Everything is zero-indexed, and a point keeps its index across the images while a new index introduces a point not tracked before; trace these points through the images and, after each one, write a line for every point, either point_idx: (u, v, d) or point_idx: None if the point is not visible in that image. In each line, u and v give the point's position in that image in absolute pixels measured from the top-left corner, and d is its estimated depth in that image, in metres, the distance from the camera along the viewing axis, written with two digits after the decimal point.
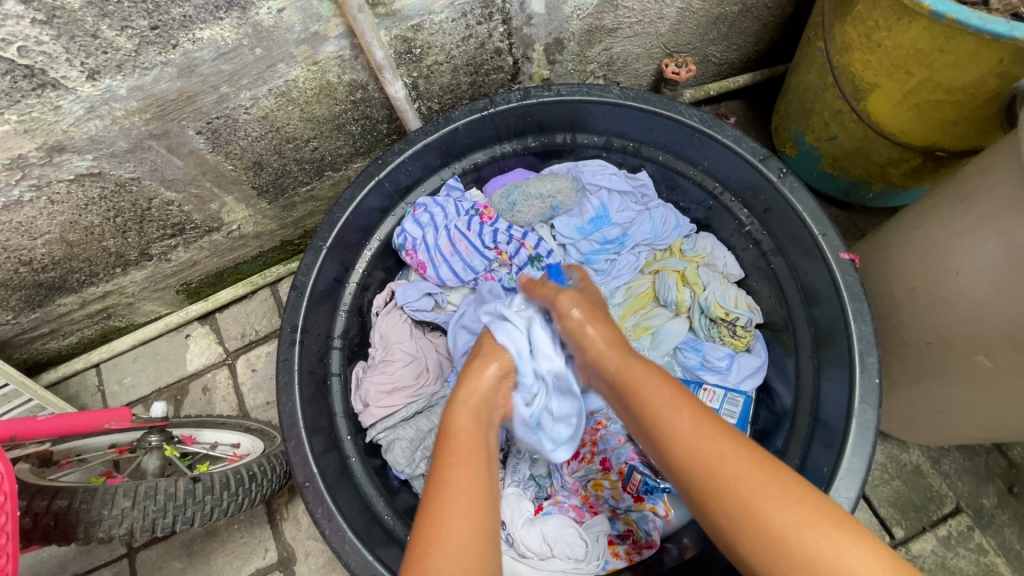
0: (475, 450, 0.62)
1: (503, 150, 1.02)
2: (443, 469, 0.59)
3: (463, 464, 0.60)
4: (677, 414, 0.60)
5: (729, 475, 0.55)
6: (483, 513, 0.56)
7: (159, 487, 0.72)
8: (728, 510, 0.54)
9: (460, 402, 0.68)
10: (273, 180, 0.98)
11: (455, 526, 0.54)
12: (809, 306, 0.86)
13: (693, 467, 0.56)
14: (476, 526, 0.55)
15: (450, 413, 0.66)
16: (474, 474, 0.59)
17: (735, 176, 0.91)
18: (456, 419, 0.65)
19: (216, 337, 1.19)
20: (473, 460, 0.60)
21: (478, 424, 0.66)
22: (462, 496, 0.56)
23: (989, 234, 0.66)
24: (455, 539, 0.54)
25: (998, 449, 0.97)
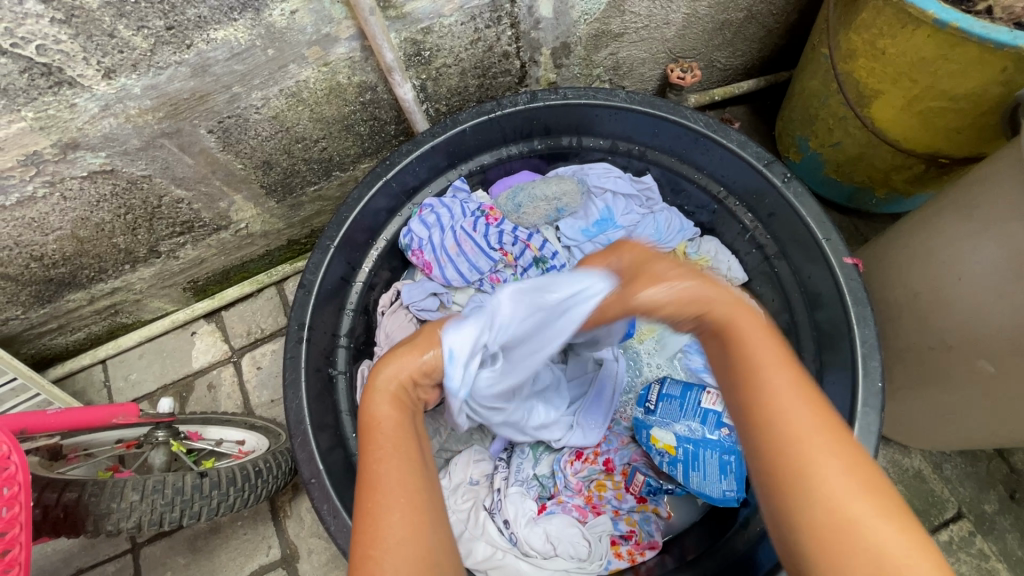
0: (398, 441, 0.58)
1: (509, 153, 1.03)
2: (373, 467, 0.56)
3: (391, 461, 0.56)
4: (782, 373, 0.53)
5: (808, 458, 0.49)
6: (412, 505, 0.54)
7: (167, 482, 0.73)
8: (799, 488, 0.49)
9: (376, 392, 0.61)
10: (281, 179, 0.99)
11: (395, 527, 0.53)
12: (813, 310, 0.86)
13: (779, 440, 0.50)
14: (419, 507, 0.55)
15: (370, 401, 0.61)
16: (409, 461, 0.57)
17: (740, 180, 0.92)
18: (377, 408, 0.60)
19: (222, 334, 1.20)
20: (400, 448, 0.58)
21: (401, 413, 0.61)
22: (393, 491, 0.55)
23: (992, 240, 0.66)
24: (394, 539, 0.52)
25: (1000, 455, 0.97)
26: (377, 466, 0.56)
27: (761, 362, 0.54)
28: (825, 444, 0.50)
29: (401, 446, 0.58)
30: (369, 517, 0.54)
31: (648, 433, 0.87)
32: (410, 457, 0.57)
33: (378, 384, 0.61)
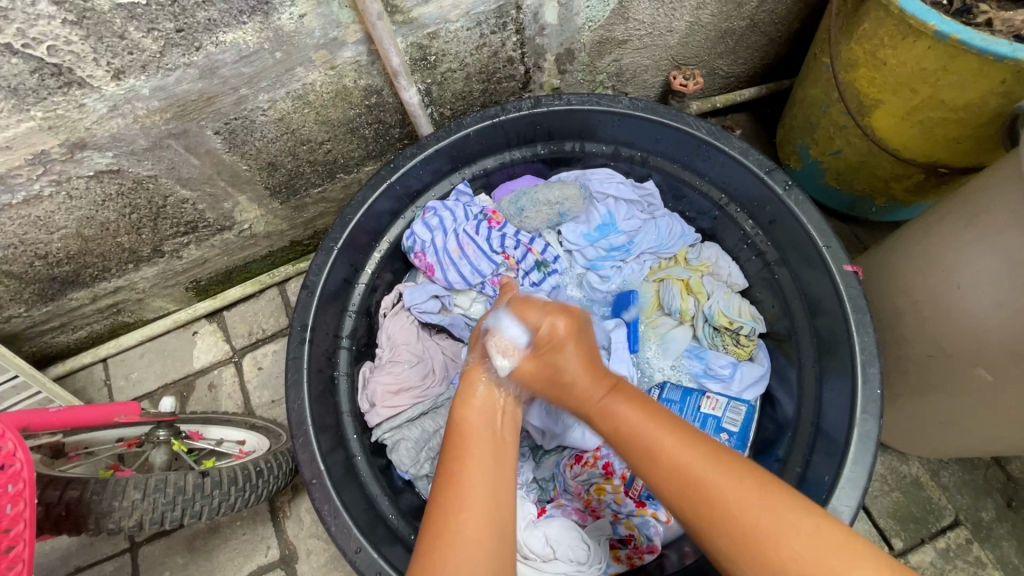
0: (496, 457, 0.61)
1: (513, 157, 1.04)
2: (453, 471, 0.59)
3: (472, 472, 0.59)
4: (681, 444, 0.58)
5: (776, 517, 0.52)
6: (481, 522, 0.56)
7: (169, 481, 0.73)
8: (745, 549, 0.51)
9: (466, 382, 0.69)
10: (285, 180, 1.00)
11: (465, 537, 0.54)
12: (813, 317, 0.87)
13: (700, 494, 0.54)
14: (492, 521, 0.56)
15: (462, 409, 0.66)
16: (492, 470, 0.60)
17: (741, 187, 0.93)
18: (468, 416, 0.65)
19: (223, 334, 1.21)
20: (490, 456, 0.61)
21: (489, 425, 0.65)
22: (473, 493, 0.57)
23: (993, 250, 0.67)
24: (466, 549, 0.54)
25: (998, 464, 0.98)
26: (454, 471, 0.59)
27: (643, 434, 0.59)
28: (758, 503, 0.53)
29: (490, 459, 0.61)
30: (443, 523, 0.55)
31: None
32: (494, 475, 0.59)
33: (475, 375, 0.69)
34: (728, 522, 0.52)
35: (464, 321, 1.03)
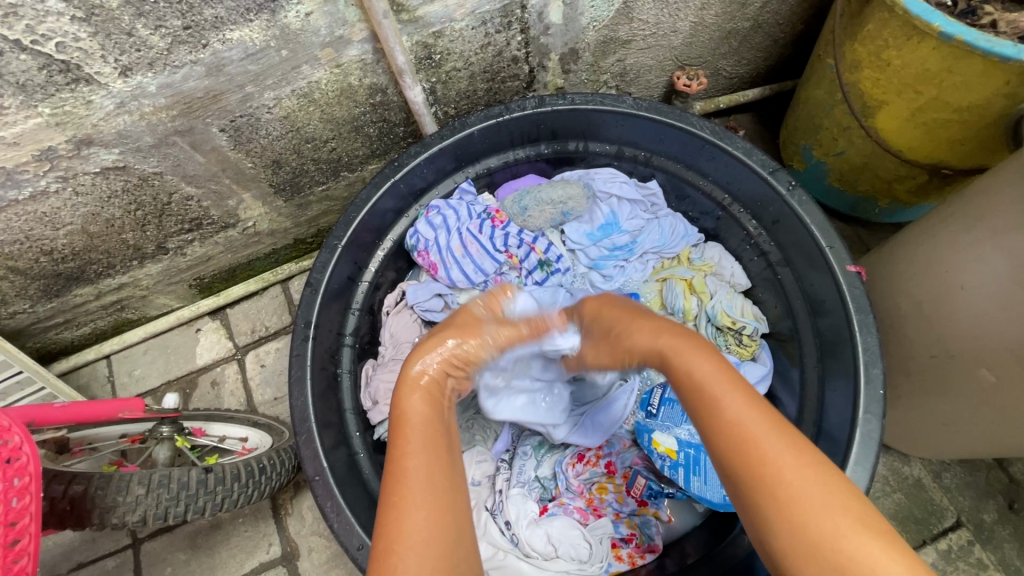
0: (434, 452, 0.62)
1: (516, 156, 1.04)
2: (392, 471, 0.61)
3: (414, 468, 0.60)
4: (733, 395, 0.60)
5: (798, 464, 0.55)
6: (424, 521, 0.57)
7: (172, 476, 0.73)
8: (791, 525, 0.53)
9: (409, 378, 0.69)
10: (290, 178, 1.00)
11: (418, 532, 0.56)
12: (815, 317, 0.87)
13: (734, 425, 0.58)
14: (439, 517, 0.58)
15: (403, 407, 0.67)
16: (434, 463, 0.61)
17: (744, 187, 0.93)
18: (408, 414, 0.66)
19: (226, 332, 1.21)
20: (432, 450, 0.62)
21: (433, 409, 0.67)
22: (418, 490, 0.59)
23: (996, 251, 0.67)
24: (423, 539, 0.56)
25: (1000, 466, 0.98)
26: (394, 468, 0.61)
27: (705, 375, 0.63)
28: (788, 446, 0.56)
29: (429, 456, 0.62)
30: (388, 524, 0.57)
31: (651, 437, 0.89)
32: (431, 477, 0.60)
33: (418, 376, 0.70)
34: (759, 458, 0.56)
35: None
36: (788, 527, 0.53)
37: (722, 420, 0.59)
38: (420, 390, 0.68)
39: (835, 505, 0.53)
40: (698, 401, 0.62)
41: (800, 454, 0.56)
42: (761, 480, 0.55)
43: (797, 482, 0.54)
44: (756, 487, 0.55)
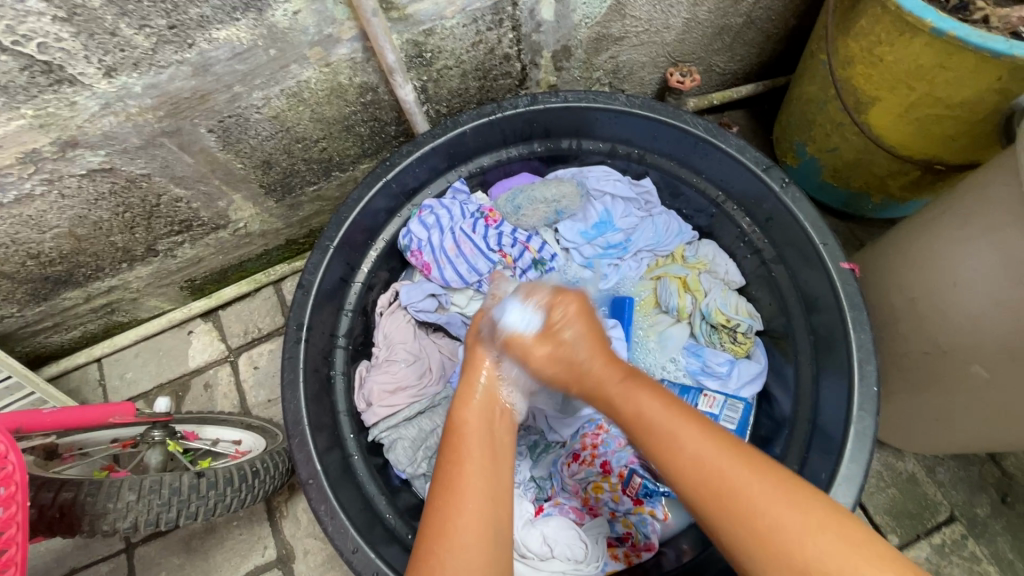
0: (500, 465, 0.60)
1: (509, 155, 1.04)
2: (454, 477, 0.58)
3: (472, 482, 0.57)
4: (686, 428, 0.57)
5: (804, 528, 0.49)
6: (482, 542, 0.54)
7: (164, 482, 0.72)
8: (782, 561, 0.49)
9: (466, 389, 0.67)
10: (280, 178, 0.99)
11: (470, 542, 0.54)
12: (810, 314, 0.87)
13: (722, 482, 0.53)
14: (488, 521, 0.55)
15: (461, 415, 0.65)
16: (486, 471, 0.59)
17: (738, 184, 0.93)
18: (470, 420, 0.64)
19: (218, 334, 1.20)
20: (484, 456, 0.60)
21: (488, 419, 0.65)
22: (471, 493, 0.56)
23: (985, 247, 0.67)
24: (467, 551, 0.53)
25: (993, 460, 0.99)
26: (454, 479, 0.58)
27: (647, 408, 0.60)
28: (789, 504, 0.51)
29: (486, 469, 0.59)
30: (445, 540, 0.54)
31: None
32: (490, 497, 0.57)
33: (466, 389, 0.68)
34: (752, 532, 0.51)
35: (460, 319, 1.02)
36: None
37: (712, 487, 0.53)
38: (483, 391, 0.66)
39: (848, 560, 0.48)
40: (682, 463, 0.56)
41: (778, 488, 0.52)
42: (764, 550, 0.50)
43: (816, 550, 0.48)
44: (766, 567, 0.50)
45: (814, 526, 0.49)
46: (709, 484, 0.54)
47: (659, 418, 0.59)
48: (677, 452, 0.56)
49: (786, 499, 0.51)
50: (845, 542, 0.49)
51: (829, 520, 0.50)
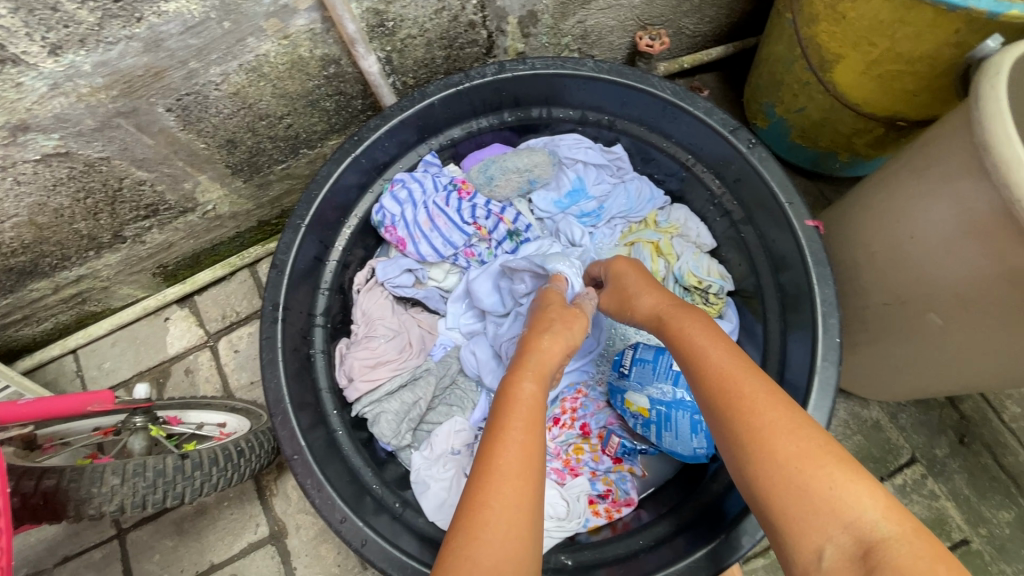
0: (539, 432, 0.62)
1: (480, 125, 1.03)
2: (498, 437, 0.60)
3: (513, 443, 0.59)
4: (719, 350, 0.64)
5: (795, 452, 0.53)
6: (525, 496, 0.56)
7: (148, 465, 0.73)
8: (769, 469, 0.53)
9: (519, 358, 0.72)
10: (247, 158, 0.97)
11: (507, 492, 0.55)
12: (777, 273, 0.89)
13: (737, 403, 0.58)
14: (524, 479, 0.57)
15: (513, 385, 0.66)
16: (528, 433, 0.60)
17: (707, 147, 0.93)
18: (518, 389, 0.66)
19: (196, 319, 1.20)
20: (526, 422, 0.61)
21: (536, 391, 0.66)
22: (512, 453, 0.58)
23: (940, 198, 0.69)
24: (505, 500, 0.55)
25: (951, 404, 1.04)
26: (504, 437, 0.59)
27: (693, 333, 0.68)
28: (787, 429, 0.54)
29: (528, 432, 0.60)
30: (492, 496, 0.55)
31: (622, 397, 0.91)
32: (532, 453, 0.59)
33: (534, 347, 0.73)
34: (755, 452, 0.54)
35: (438, 294, 1.05)
36: (798, 529, 0.50)
37: (730, 406, 0.58)
38: (532, 372, 0.68)
39: (829, 476, 0.51)
40: (707, 388, 0.62)
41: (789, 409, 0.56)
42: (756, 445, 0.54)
43: (808, 469, 0.51)
44: (764, 487, 0.53)
45: (803, 453, 0.53)
46: (725, 405, 0.59)
47: (694, 346, 0.66)
48: (705, 376, 0.62)
49: (793, 420, 0.55)
50: (831, 465, 0.51)
51: (819, 446, 0.53)
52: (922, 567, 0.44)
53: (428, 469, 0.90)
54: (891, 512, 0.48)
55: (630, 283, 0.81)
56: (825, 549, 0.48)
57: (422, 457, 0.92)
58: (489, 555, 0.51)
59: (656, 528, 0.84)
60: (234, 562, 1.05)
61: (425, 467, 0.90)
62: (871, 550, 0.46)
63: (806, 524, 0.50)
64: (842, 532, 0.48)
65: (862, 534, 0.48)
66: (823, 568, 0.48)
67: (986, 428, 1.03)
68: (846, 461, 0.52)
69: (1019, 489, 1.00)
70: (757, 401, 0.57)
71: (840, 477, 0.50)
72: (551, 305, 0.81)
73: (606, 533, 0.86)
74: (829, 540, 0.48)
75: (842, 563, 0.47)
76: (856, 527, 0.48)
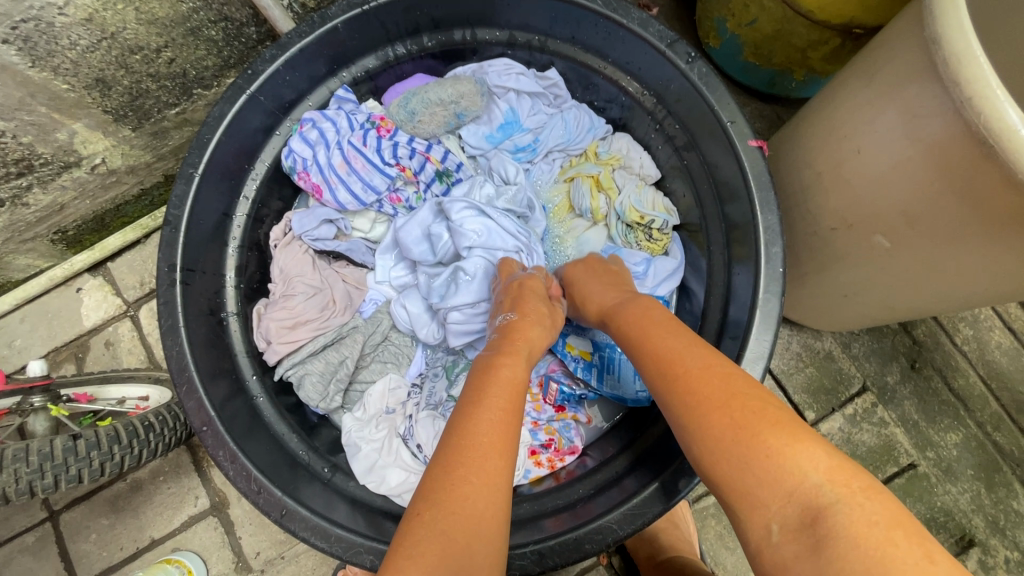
0: (518, 414, 0.56)
1: (396, 53, 0.91)
2: (471, 414, 0.54)
3: (488, 420, 0.53)
4: (663, 329, 0.60)
5: (734, 423, 0.48)
6: (500, 476, 0.50)
7: (31, 449, 0.68)
8: (718, 437, 0.48)
9: (506, 340, 0.66)
10: (128, 101, 0.85)
11: (477, 464, 0.49)
12: (722, 202, 0.82)
13: (680, 377, 0.54)
14: (495, 453, 0.51)
15: (503, 365, 0.61)
16: (503, 410, 0.55)
17: (646, 67, 0.84)
18: (503, 369, 0.60)
19: (112, 288, 1.10)
20: (506, 400, 0.56)
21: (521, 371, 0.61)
22: (482, 426, 0.53)
23: (889, 107, 0.62)
24: (473, 471, 0.49)
25: (904, 330, 1.01)
26: (475, 414, 0.54)
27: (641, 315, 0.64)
28: (725, 399, 0.50)
29: (506, 408, 0.55)
30: (468, 473, 0.49)
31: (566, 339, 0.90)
32: (507, 433, 0.53)
33: (519, 332, 0.67)
34: (698, 428, 0.50)
35: (363, 246, 0.97)
36: (746, 502, 0.45)
37: (672, 381, 0.54)
38: (516, 352, 0.63)
39: (766, 444, 0.46)
40: (648, 369, 0.57)
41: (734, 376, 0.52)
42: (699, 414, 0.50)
43: (751, 439, 0.47)
44: (710, 463, 0.49)
45: (741, 423, 0.48)
46: (667, 384, 0.55)
47: (634, 331, 0.63)
48: (648, 356, 0.58)
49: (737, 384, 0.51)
50: (774, 433, 0.47)
51: (759, 412, 0.48)
52: (872, 535, 0.39)
53: (360, 431, 0.85)
54: (836, 475, 0.43)
55: (593, 280, 0.78)
56: (773, 522, 0.44)
57: (354, 419, 0.87)
58: (464, 536, 0.45)
59: (597, 477, 0.80)
60: (176, 536, 1.01)
61: (356, 429, 0.85)
62: (819, 518, 0.41)
63: (753, 497, 0.45)
64: (789, 502, 0.43)
65: (809, 502, 0.42)
66: (773, 544, 0.43)
67: (938, 353, 1.01)
68: (785, 425, 0.47)
69: (967, 411, 0.99)
70: (696, 374, 0.53)
71: (779, 442, 0.46)
72: (533, 296, 0.75)
73: (548, 483, 0.83)
74: (775, 512, 0.44)
75: (790, 536, 0.42)
76: (801, 495, 0.43)
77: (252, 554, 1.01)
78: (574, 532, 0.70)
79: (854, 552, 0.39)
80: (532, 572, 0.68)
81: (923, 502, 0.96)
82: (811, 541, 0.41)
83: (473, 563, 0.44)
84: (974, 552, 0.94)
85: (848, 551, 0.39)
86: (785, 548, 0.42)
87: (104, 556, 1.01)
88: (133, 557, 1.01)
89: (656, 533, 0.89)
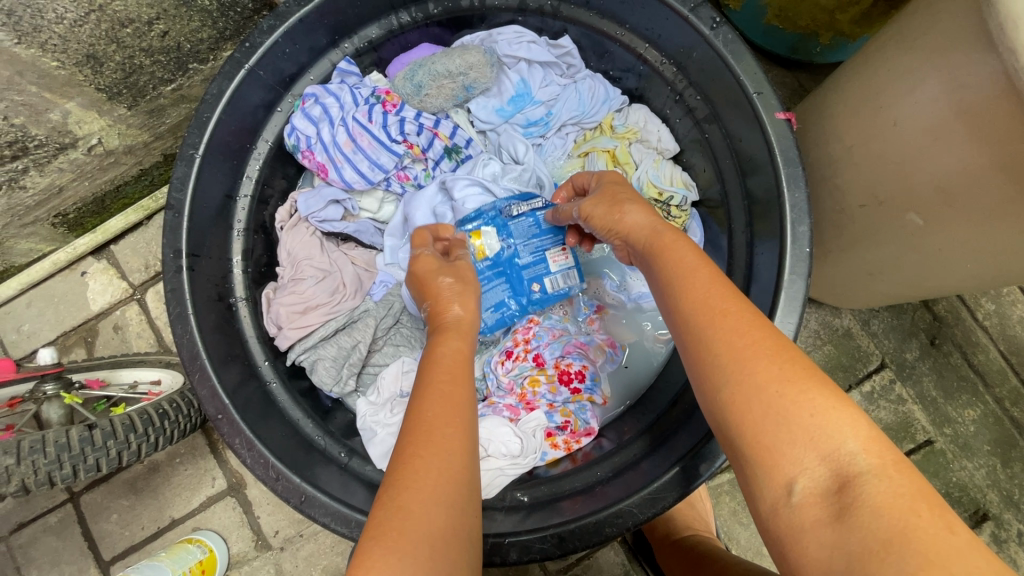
0: (467, 387, 0.56)
1: (401, 22, 0.87)
2: (423, 394, 0.53)
3: (431, 395, 0.53)
4: (700, 270, 0.54)
5: (780, 378, 0.43)
6: (456, 451, 0.49)
7: (47, 440, 0.68)
8: (754, 397, 0.43)
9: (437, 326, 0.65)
10: (122, 79, 0.81)
11: (438, 441, 0.48)
12: (744, 177, 0.79)
13: (719, 323, 0.48)
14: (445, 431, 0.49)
15: (437, 344, 0.61)
16: (455, 391, 0.54)
17: (666, 33, 0.79)
18: (441, 347, 0.60)
19: (117, 272, 1.08)
20: (448, 378, 0.55)
21: (465, 347, 0.62)
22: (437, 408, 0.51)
23: (932, 77, 0.58)
24: (434, 450, 0.48)
25: (925, 306, 0.99)
26: (427, 392, 0.53)
27: (669, 256, 0.57)
28: (770, 352, 0.45)
29: (459, 385, 0.55)
30: (422, 449, 0.48)
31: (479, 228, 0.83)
32: (462, 406, 0.53)
33: (441, 310, 0.66)
34: (735, 376, 0.45)
35: (372, 227, 0.95)
36: (768, 457, 0.42)
37: (710, 325, 0.48)
38: (457, 330, 0.63)
39: (811, 402, 0.42)
40: (684, 310, 0.51)
41: (776, 331, 0.47)
42: (739, 367, 0.45)
43: (796, 395, 0.42)
44: (737, 413, 0.44)
45: (786, 377, 0.43)
46: (705, 328, 0.48)
47: (674, 266, 0.56)
48: (683, 298, 0.52)
49: (780, 340, 0.46)
50: (820, 392, 0.42)
51: (806, 371, 0.44)
52: (900, 505, 0.36)
53: (375, 415, 0.84)
54: (872, 445, 0.40)
55: (596, 205, 0.69)
56: (796, 483, 0.40)
57: (368, 403, 0.86)
58: (421, 507, 0.44)
59: (615, 459, 0.80)
60: (195, 516, 1.03)
61: (371, 413, 0.85)
62: (847, 486, 0.39)
63: (779, 453, 0.41)
64: (819, 464, 0.40)
65: (843, 469, 0.39)
66: (791, 506, 0.40)
67: (959, 329, 0.99)
68: (833, 388, 0.43)
69: (986, 387, 0.98)
70: (736, 321, 0.48)
71: (825, 404, 0.42)
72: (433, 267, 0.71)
73: (565, 465, 0.84)
74: (802, 472, 0.40)
75: (814, 500, 0.39)
76: (834, 459, 0.40)
77: (272, 533, 1.02)
78: (595, 515, 0.70)
79: (879, 521, 0.36)
80: (554, 555, 0.69)
81: (939, 477, 0.96)
82: (834, 507, 0.38)
83: (439, 540, 0.43)
84: (987, 526, 0.95)
85: (874, 519, 0.36)
86: (804, 511, 0.40)
87: (127, 536, 1.02)
88: (155, 536, 1.02)
89: (673, 512, 0.90)
